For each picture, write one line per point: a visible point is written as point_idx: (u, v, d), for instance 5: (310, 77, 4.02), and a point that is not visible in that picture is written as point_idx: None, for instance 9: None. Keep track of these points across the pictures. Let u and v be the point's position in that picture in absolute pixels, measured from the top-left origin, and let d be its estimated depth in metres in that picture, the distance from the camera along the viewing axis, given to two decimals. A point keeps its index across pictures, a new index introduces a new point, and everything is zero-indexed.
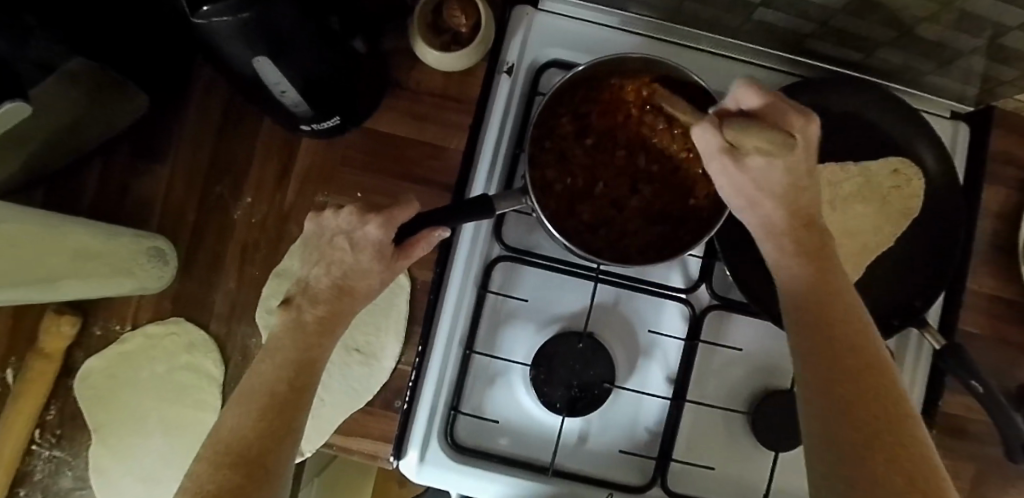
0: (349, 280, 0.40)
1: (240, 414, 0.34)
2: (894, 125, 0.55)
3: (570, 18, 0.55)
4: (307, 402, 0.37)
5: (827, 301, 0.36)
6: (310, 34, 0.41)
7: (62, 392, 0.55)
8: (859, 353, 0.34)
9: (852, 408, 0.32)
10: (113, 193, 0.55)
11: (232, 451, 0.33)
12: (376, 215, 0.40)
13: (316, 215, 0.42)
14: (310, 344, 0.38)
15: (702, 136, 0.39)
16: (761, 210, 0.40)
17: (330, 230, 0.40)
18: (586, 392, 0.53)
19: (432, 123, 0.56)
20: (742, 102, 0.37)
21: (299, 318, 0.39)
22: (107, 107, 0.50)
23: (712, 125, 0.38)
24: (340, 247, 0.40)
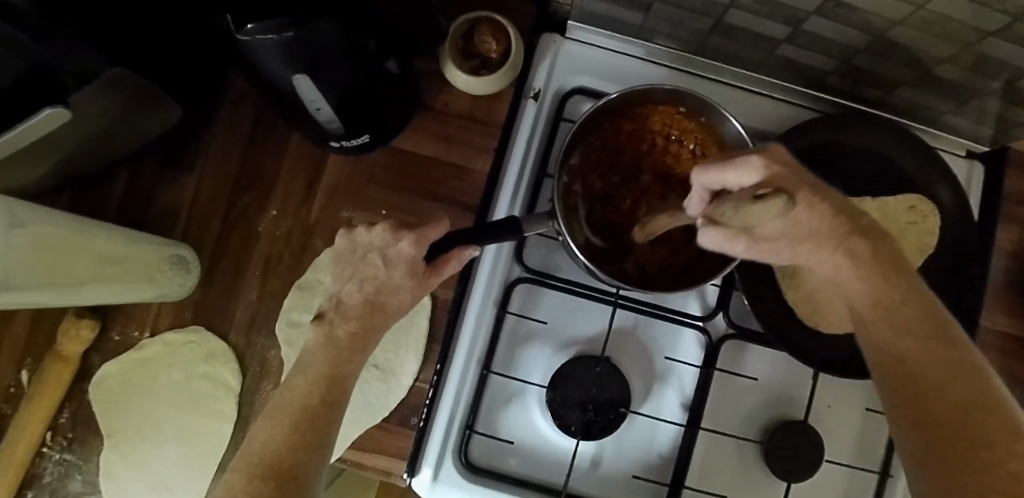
0: (380, 297, 0.40)
1: (273, 427, 0.35)
2: (912, 162, 0.56)
3: (596, 47, 0.56)
4: (337, 417, 0.37)
5: (903, 298, 0.33)
6: (351, 53, 0.42)
7: (76, 396, 0.55)
8: (926, 342, 0.31)
9: (917, 406, 0.30)
10: (139, 199, 0.56)
11: (265, 464, 0.33)
12: (409, 233, 0.41)
13: (350, 231, 0.42)
14: (341, 360, 0.38)
15: (710, 239, 0.33)
16: (817, 257, 0.34)
17: (362, 246, 0.41)
18: (602, 416, 0.53)
19: (458, 144, 0.57)
20: (727, 183, 0.32)
21: (331, 333, 0.39)
22: (139, 117, 0.51)
23: (710, 224, 0.32)
24: (372, 263, 0.40)
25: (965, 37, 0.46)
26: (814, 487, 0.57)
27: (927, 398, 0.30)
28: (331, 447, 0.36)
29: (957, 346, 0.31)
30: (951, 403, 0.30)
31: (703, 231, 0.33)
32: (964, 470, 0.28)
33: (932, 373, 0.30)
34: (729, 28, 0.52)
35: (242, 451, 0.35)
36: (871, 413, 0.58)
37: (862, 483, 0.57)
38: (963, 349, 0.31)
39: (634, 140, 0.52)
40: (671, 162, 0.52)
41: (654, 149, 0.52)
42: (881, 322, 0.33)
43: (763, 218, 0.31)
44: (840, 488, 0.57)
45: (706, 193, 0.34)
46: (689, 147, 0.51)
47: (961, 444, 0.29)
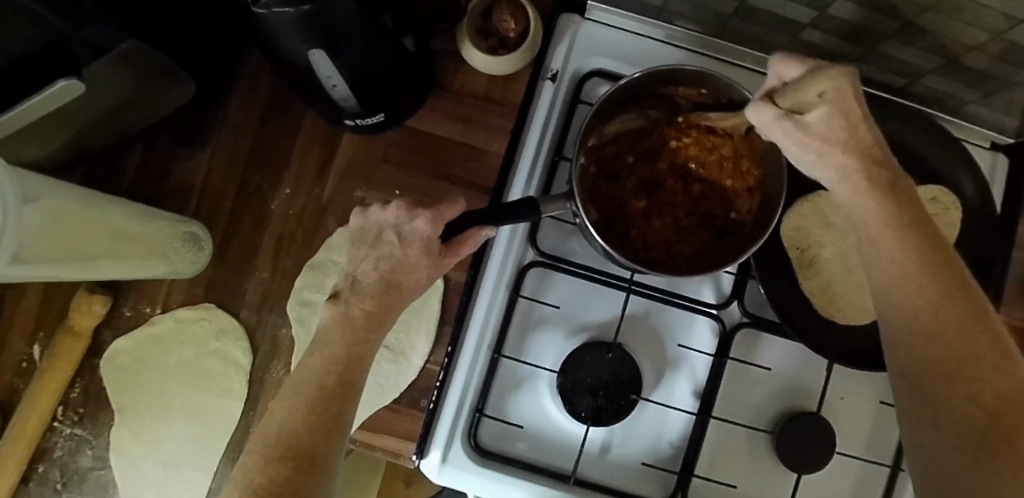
0: (396, 275, 0.40)
1: (287, 405, 0.35)
2: (935, 152, 0.55)
3: (615, 28, 0.55)
4: (354, 400, 0.37)
5: (941, 276, 0.33)
6: (368, 30, 0.42)
7: (87, 371, 0.55)
8: (958, 309, 0.32)
9: (953, 388, 0.31)
10: (152, 175, 0.56)
11: (282, 443, 0.33)
12: (425, 211, 0.40)
13: (363, 210, 0.42)
14: (356, 339, 0.38)
15: (757, 115, 0.37)
16: (833, 163, 0.36)
17: (377, 225, 0.41)
18: (612, 402, 0.53)
19: (474, 125, 0.56)
20: (782, 77, 0.38)
21: (347, 312, 0.39)
22: (153, 92, 0.51)
23: (767, 102, 0.37)
24: (388, 241, 0.40)
25: (996, 25, 0.45)
26: (824, 479, 0.57)
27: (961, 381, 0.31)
28: (348, 426, 0.36)
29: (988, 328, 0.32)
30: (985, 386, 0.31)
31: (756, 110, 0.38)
32: (996, 435, 0.29)
33: (965, 356, 0.31)
34: (752, 10, 0.51)
35: (258, 433, 0.35)
36: (884, 406, 0.57)
37: (874, 476, 0.57)
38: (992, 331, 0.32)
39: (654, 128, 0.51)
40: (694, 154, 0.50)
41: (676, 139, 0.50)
42: (898, 284, 0.33)
43: (807, 100, 0.35)
44: (851, 481, 0.57)
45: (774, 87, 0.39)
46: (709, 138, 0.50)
47: (990, 409, 0.30)
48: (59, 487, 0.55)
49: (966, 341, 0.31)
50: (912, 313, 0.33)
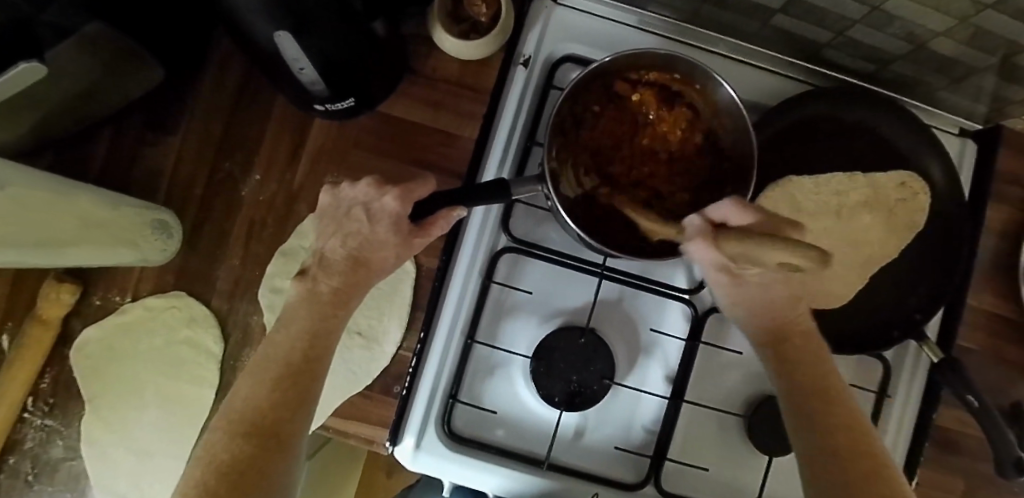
0: (363, 253, 0.40)
1: (257, 383, 0.35)
2: (903, 137, 0.56)
3: (589, 14, 0.55)
4: (321, 373, 0.37)
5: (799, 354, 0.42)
6: (334, 10, 0.41)
7: (57, 361, 0.55)
8: (811, 373, 0.41)
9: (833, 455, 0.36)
10: (121, 161, 0.55)
11: (247, 421, 0.34)
12: (393, 188, 0.40)
13: (334, 188, 0.42)
14: (324, 315, 0.38)
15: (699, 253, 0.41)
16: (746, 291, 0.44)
17: (347, 202, 0.41)
18: (585, 387, 0.53)
19: (446, 111, 0.56)
20: (727, 218, 0.39)
21: (313, 289, 0.39)
22: (119, 75, 0.50)
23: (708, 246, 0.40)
24: (356, 219, 0.40)
25: (962, 10, 0.45)
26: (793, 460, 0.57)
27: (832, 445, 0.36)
28: (314, 403, 0.36)
29: (827, 372, 0.41)
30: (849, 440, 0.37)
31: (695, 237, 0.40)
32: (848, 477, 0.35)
33: (828, 421, 0.38)
34: None
35: (223, 409, 0.35)
36: (854, 390, 0.57)
37: None
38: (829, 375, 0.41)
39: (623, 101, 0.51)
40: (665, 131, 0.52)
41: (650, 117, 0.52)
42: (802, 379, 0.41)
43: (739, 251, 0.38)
44: None
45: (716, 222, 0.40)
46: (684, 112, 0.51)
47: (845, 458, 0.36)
48: (30, 479, 0.54)
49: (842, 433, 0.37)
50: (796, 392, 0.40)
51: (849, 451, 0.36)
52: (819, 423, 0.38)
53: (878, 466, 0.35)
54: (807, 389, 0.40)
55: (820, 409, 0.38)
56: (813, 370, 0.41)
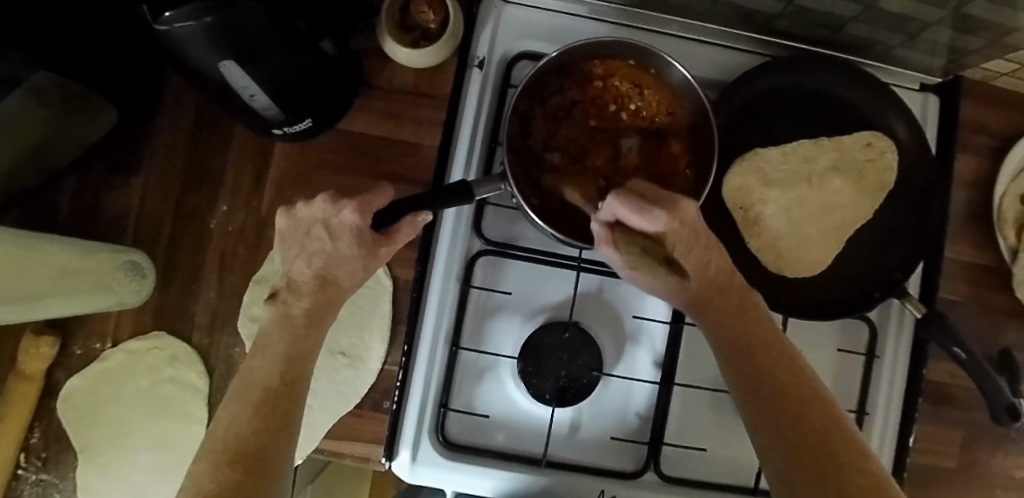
0: (330, 270, 0.40)
1: (238, 409, 0.35)
2: (865, 99, 0.56)
3: (538, 8, 0.55)
4: (300, 396, 0.37)
5: (744, 309, 0.39)
6: (278, 34, 0.41)
7: (46, 413, 0.54)
8: (755, 337, 0.37)
9: (787, 426, 0.33)
10: (87, 207, 0.54)
11: (230, 447, 0.33)
12: (350, 201, 0.40)
13: (290, 209, 0.41)
14: (298, 337, 0.38)
15: (605, 253, 0.42)
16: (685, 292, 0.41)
17: (306, 221, 0.40)
18: (575, 381, 0.53)
19: (406, 121, 0.56)
20: (616, 213, 0.39)
21: (287, 311, 0.39)
22: (74, 121, 0.49)
23: (608, 248, 0.41)
24: (319, 237, 0.40)
25: None
26: None
27: (786, 415, 0.33)
28: (297, 427, 0.36)
29: (774, 333, 0.38)
30: (808, 411, 0.33)
31: (601, 238, 0.41)
32: (812, 445, 0.32)
33: (767, 390, 0.35)
34: None
35: (204, 443, 0.34)
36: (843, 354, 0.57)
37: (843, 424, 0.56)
38: (777, 334, 0.38)
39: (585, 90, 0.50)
40: (629, 115, 0.51)
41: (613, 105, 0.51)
42: (739, 344, 0.37)
43: (649, 276, 0.41)
44: None
45: (610, 216, 0.40)
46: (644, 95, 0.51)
47: (801, 428, 0.33)
48: None
49: (790, 402, 0.34)
50: (736, 359, 0.37)
51: (801, 422, 0.33)
52: (768, 394, 0.34)
53: (831, 428, 0.33)
54: (751, 360, 0.36)
55: (757, 376, 0.35)
56: (768, 348, 0.37)
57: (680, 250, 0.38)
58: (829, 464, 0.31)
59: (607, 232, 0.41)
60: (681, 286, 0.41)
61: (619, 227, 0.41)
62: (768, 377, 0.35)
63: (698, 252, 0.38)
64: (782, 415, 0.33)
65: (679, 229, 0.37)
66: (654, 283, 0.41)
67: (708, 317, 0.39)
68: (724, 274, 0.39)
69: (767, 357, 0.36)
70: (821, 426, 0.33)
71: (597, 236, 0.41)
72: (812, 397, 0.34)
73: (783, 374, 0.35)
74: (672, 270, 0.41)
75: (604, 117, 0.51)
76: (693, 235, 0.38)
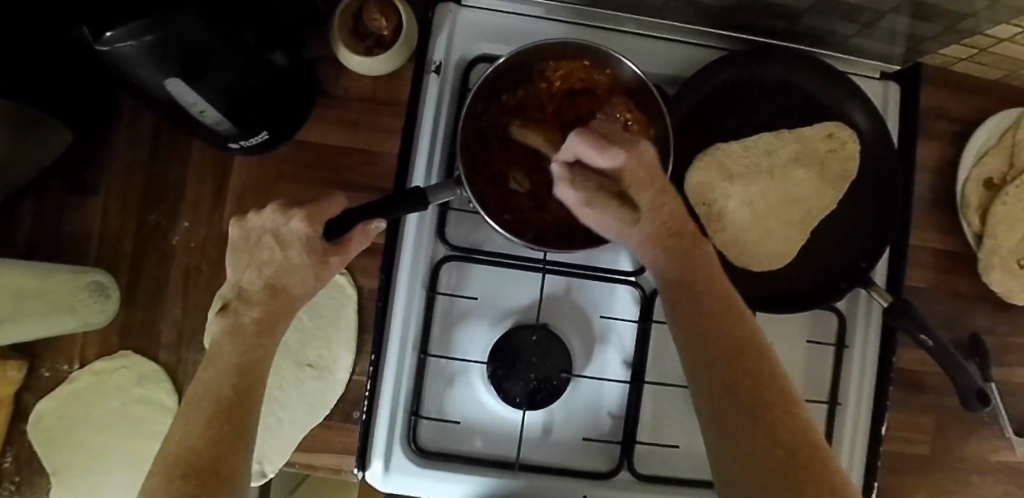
0: (280, 278, 0.40)
1: (189, 423, 0.34)
2: (824, 89, 0.55)
3: (494, 11, 0.55)
4: (254, 407, 0.37)
5: (691, 260, 0.38)
6: (227, 51, 0.41)
7: (17, 437, 0.54)
8: (704, 294, 0.36)
9: (738, 387, 0.32)
10: (48, 229, 0.54)
11: (184, 462, 0.33)
12: (300, 209, 0.40)
13: (241, 219, 0.41)
14: (251, 347, 0.38)
15: (562, 194, 0.40)
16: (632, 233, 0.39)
17: (256, 230, 0.40)
18: (545, 383, 0.53)
19: (364, 129, 0.56)
20: (579, 152, 0.39)
21: (237, 323, 0.39)
22: (29, 142, 0.49)
23: (564, 183, 0.40)
24: (268, 246, 0.40)
25: None
26: None
27: (737, 376, 0.32)
28: (252, 437, 0.36)
29: (721, 288, 0.37)
30: (756, 371, 0.33)
31: (558, 178, 0.40)
32: (762, 408, 0.31)
33: (720, 348, 0.34)
34: None
35: (158, 458, 0.34)
36: (813, 345, 0.57)
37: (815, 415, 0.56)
38: (724, 289, 0.37)
39: (543, 95, 0.50)
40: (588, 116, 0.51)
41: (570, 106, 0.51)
42: (687, 297, 0.36)
43: (597, 204, 0.39)
44: None
45: (571, 156, 0.40)
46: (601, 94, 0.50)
47: (755, 391, 0.32)
48: None
49: (739, 361, 0.33)
50: (687, 314, 0.36)
51: (750, 384, 0.32)
52: (718, 350, 0.34)
53: (780, 390, 0.32)
54: (700, 315, 0.35)
55: (707, 328, 0.35)
56: (716, 304, 0.36)
57: (634, 186, 0.38)
58: (772, 426, 0.31)
59: (565, 169, 0.40)
60: (635, 222, 0.39)
61: (579, 164, 0.40)
62: (740, 366, 0.33)
63: (655, 191, 0.39)
64: (737, 374, 0.33)
65: (641, 163, 0.38)
66: (613, 220, 0.39)
67: (658, 265, 0.39)
68: (688, 224, 0.39)
69: (714, 311, 0.35)
70: (768, 388, 0.32)
71: (556, 179, 0.40)
72: (761, 356, 0.33)
73: (754, 365, 0.33)
74: (624, 201, 0.39)
75: (563, 118, 0.51)
76: (651, 176, 0.39)
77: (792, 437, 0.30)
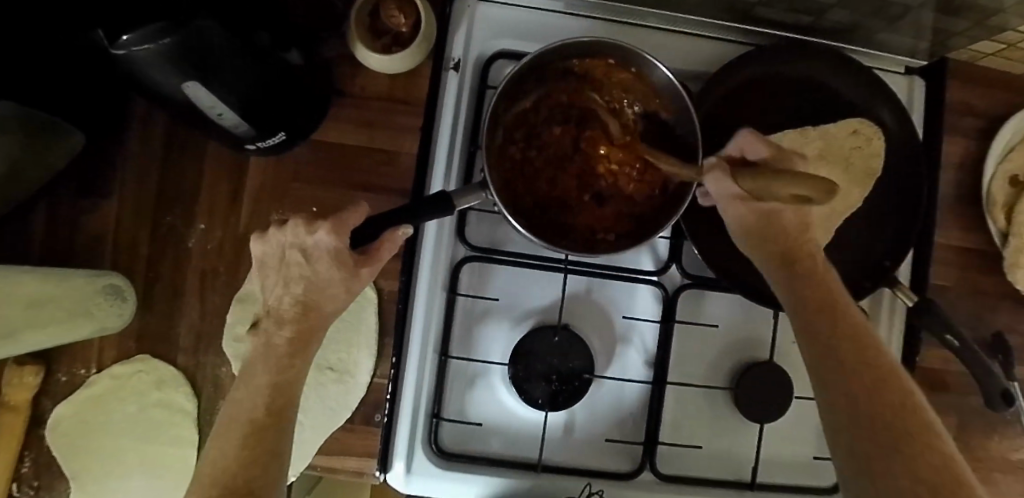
0: (311, 295, 0.39)
1: (224, 443, 0.34)
2: (849, 86, 0.55)
3: (513, 6, 0.54)
4: (288, 429, 0.36)
5: (816, 282, 0.38)
6: (243, 52, 0.39)
7: (34, 443, 0.53)
8: (826, 310, 0.36)
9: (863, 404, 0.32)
10: (62, 231, 0.53)
11: (219, 483, 0.32)
12: (323, 223, 0.38)
13: (262, 234, 0.40)
14: (284, 368, 0.37)
15: (717, 186, 0.43)
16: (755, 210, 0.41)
17: (279, 244, 0.39)
18: (567, 385, 0.52)
19: (381, 128, 0.54)
20: (742, 149, 0.45)
21: (270, 342, 0.38)
22: (40, 144, 0.48)
23: (722, 172, 0.42)
24: (295, 262, 0.39)
25: None
26: (787, 425, 0.57)
27: (861, 392, 0.32)
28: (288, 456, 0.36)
29: (850, 309, 0.37)
30: (884, 386, 0.32)
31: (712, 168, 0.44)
32: (885, 419, 0.31)
33: (845, 362, 0.33)
34: None
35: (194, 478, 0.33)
36: None
37: None
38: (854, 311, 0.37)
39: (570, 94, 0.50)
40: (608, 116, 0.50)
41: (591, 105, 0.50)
42: (810, 307, 0.37)
43: (772, 185, 0.41)
44: (812, 420, 0.58)
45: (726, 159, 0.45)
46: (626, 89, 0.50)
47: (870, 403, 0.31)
48: None
49: (867, 375, 0.32)
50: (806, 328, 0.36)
51: (881, 403, 0.31)
52: (841, 365, 0.33)
53: (908, 405, 0.31)
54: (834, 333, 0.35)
55: (831, 340, 0.35)
56: (844, 323, 0.35)
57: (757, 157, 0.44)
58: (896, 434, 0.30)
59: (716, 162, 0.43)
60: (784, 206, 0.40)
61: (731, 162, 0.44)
62: (855, 365, 0.33)
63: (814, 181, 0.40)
64: (861, 387, 0.32)
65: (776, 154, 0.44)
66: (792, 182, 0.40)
67: (796, 279, 0.39)
68: (807, 240, 0.41)
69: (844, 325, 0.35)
70: (896, 402, 0.31)
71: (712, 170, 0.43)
72: (888, 370, 0.33)
73: (871, 361, 0.33)
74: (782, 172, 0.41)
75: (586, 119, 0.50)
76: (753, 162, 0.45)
77: (919, 440, 0.30)
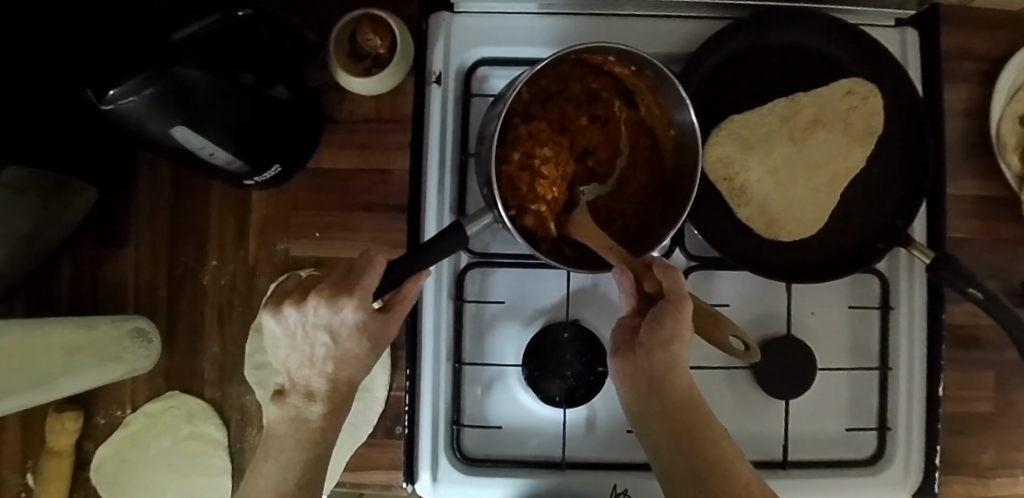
0: (341, 371, 0.38)
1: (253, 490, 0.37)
2: (835, 47, 0.53)
3: (487, 14, 0.54)
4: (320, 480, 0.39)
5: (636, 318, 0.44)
6: (225, 93, 0.41)
7: (83, 485, 0.56)
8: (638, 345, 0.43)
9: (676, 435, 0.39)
10: (87, 281, 0.56)
11: None
12: (348, 298, 0.36)
13: (274, 310, 0.38)
14: (313, 435, 0.38)
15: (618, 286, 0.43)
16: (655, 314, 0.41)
17: (301, 326, 0.37)
18: (582, 380, 0.52)
19: (372, 149, 0.56)
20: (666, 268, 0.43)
21: (300, 413, 0.38)
22: (55, 205, 0.51)
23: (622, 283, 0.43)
24: (322, 343, 0.37)
25: None
26: (815, 398, 0.55)
27: (671, 422, 0.40)
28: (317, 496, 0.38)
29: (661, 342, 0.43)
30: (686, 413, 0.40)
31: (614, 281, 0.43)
32: (695, 446, 0.39)
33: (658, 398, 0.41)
34: None
35: None
36: (855, 311, 0.56)
37: (865, 380, 0.56)
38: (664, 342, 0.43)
39: (564, 86, 0.47)
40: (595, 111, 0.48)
41: (583, 99, 0.48)
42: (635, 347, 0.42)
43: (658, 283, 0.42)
44: (841, 389, 0.56)
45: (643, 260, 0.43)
46: (613, 79, 0.48)
47: (683, 431, 0.39)
48: None
49: (676, 409, 0.40)
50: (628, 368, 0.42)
51: (684, 430, 0.39)
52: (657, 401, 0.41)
53: (703, 425, 0.40)
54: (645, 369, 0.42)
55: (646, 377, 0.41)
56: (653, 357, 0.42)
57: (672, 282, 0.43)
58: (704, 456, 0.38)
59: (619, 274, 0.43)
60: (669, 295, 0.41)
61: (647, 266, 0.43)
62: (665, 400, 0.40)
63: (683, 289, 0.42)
64: (671, 418, 0.40)
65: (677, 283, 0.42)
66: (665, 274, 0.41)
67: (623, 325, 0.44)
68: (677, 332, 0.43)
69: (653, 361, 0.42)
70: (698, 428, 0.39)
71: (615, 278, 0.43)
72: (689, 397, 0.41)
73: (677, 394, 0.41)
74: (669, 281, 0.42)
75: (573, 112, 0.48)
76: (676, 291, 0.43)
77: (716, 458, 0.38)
